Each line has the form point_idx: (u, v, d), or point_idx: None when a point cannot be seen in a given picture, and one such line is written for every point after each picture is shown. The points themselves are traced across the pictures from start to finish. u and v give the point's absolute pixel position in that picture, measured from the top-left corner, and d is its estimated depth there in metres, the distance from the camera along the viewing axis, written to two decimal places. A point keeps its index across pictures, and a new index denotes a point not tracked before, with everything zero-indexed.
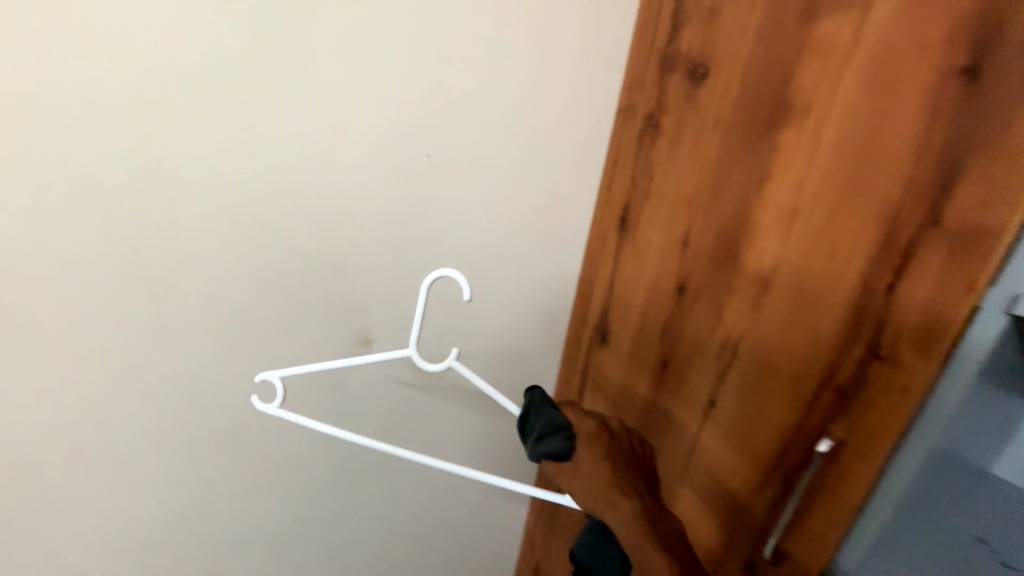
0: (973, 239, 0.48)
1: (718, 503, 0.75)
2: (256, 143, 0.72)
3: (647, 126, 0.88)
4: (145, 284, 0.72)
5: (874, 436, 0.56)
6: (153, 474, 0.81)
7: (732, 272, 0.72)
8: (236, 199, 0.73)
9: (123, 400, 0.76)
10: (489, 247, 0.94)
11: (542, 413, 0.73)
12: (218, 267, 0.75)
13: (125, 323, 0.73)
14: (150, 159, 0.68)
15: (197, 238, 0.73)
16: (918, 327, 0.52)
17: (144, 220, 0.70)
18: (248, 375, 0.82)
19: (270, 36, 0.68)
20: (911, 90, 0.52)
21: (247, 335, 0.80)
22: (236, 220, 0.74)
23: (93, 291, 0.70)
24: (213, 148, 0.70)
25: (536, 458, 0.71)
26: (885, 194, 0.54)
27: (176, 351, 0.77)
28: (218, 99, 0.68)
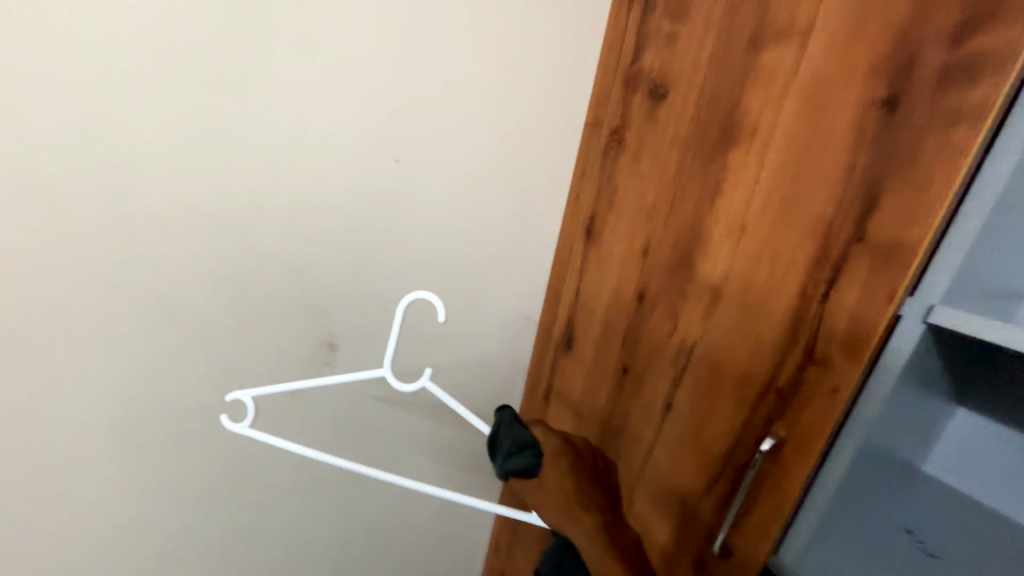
0: (892, 253, 0.54)
1: (672, 501, 0.78)
2: (224, 142, 0.71)
3: (612, 141, 0.92)
4: (97, 283, 0.70)
5: (809, 435, 0.60)
6: (103, 484, 0.78)
7: (687, 280, 0.76)
8: (199, 199, 0.72)
9: (68, 404, 0.73)
10: (457, 253, 0.95)
11: (511, 432, 0.73)
12: (177, 267, 0.73)
13: (75, 324, 0.70)
14: (109, 155, 0.66)
15: (158, 237, 0.71)
16: (845, 333, 0.57)
17: (99, 217, 0.68)
18: (205, 379, 0.80)
19: (241, 37, 0.68)
20: (840, 116, 0.58)
21: (206, 338, 0.78)
22: (199, 219, 0.73)
23: (40, 290, 0.67)
24: (177, 145, 0.69)
25: (504, 475, 0.71)
26: (818, 211, 0.60)
27: (131, 355, 0.74)
28: (184, 97, 0.68)
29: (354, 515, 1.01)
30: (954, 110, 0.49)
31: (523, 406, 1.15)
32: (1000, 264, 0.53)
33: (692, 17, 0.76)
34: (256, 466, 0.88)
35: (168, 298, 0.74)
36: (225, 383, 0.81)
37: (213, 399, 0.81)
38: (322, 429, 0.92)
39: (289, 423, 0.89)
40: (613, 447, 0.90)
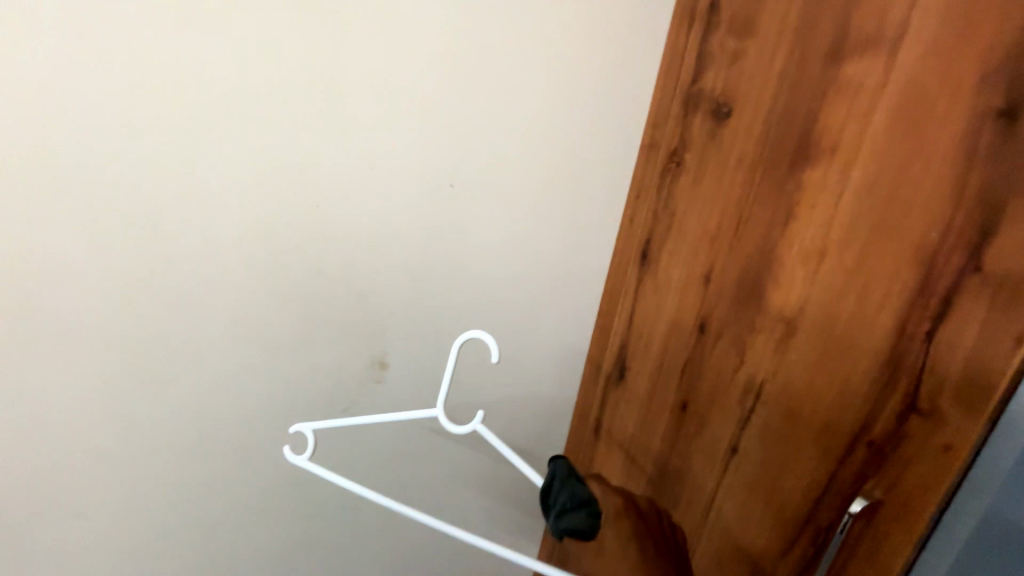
0: (1017, 287, 0.45)
1: (739, 560, 0.70)
2: (293, 171, 0.76)
3: (670, 163, 0.88)
4: (180, 301, 0.76)
5: (912, 500, 0.51)
6: (171, 491, 0.83)
7: (756, 311, 0.69)
8: (269, 224, 0.77)
9: (145, 412, 0.78)
10: (508, 276, 0.94)
11: (567, 487, 0.71)
12: (248, 286, 0.78)
13: (157, 338, 0.76)
14: (196, 183, 0.72)
15: (233, 259, 0.77)
16: (957, 381, 0.48)
17: (185, 240, 0.74)
18: (266, 392, 0.84)
19: (311, 73, 0.73)
20: (943, 130, 0.51)
21: (270, 353, 0.82)
22: (269, 242, 0.78)
23: (131, 306, 0.74)
24: (254, 173, 0.74)
25: (558, 533, 0.70)
26: (919, 237, 0.52)
27: (203, 368, 0.79)
28: (263, 129, 0.73)
29: (397, 538, 1.00)
30: None
31: (571, 437, 1.09)
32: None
33: (760, 33, 0.72)
34: (306, 481, 0.90)
35: (238, 316, 0.79)
36: (284, 398, 0.85)
37: (273, 413, 0.85)
38: (369, 451, 0.92)
39: (337, 446, 0.89)
40: (670, 490, 0.83)
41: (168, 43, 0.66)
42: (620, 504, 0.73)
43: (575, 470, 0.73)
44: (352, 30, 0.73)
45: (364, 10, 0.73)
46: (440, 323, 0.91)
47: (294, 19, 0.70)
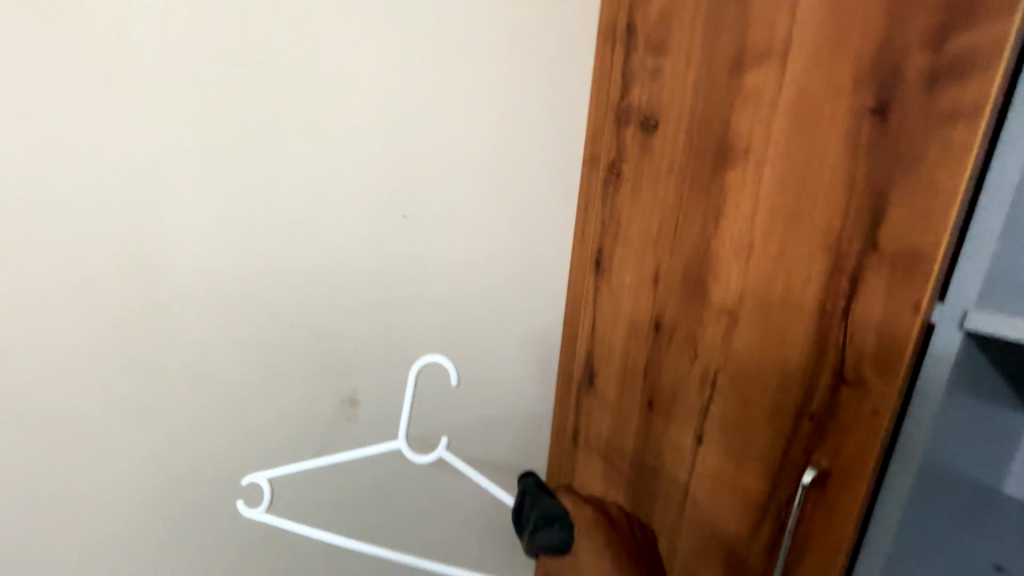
0: (908, 261, 0.51)
1: (718, 548, 0.72)
2: (238, 219, 0.76)
3: (610, 174, 0.93)
4: (134, 362, 0.73)
5: (855, 464, 0.55)
6: (137, 564, 0.78)
7: (702, 305, 0.73)
8: (218, 274, 0.76)
9: (102, 482, 0.74)
10: (468, 298, 0.96)
11: (538, 504, 0.80)
12: (204, 338, 0.77)
13: (112, 403, 0.73)
14: (142, 239, 0.71)
15: (188, 313, 0.75)
16: (874, 350, 0.53)
17: (134, 299, 0.72)
18: (230, 444, 0.81)
19: (249, 123, 0.74)
20: (832, 128, 0.57)
21: (232, 403, 0.80)
22: (224, 292, 0.77)
23: (81, 373, 0.71)
24: (203, 223, 0.74)
25: (534, 551, 0.76)
26: (825, 224, 0.58)
27: (162, 428, 0.76)
28: (209, 178, 0.73)
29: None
30: (945, 108, 0.48)
31: (551, 450, 1.10)
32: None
33: (673, 52, 0.78)
34: (281, 531, 0.87)
35: (194, 370, 0.77)
36: (250, 448, 0.82)
37: (241, 465, 0.82)
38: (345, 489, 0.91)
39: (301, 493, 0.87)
40: (648, 489, 0.85)
41: (95, 105, 0.66)
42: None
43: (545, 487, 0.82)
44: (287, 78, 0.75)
45: (303, 54, 0.75)
46: (407, 351, 0.92)
47: (225, 71, 0.71)
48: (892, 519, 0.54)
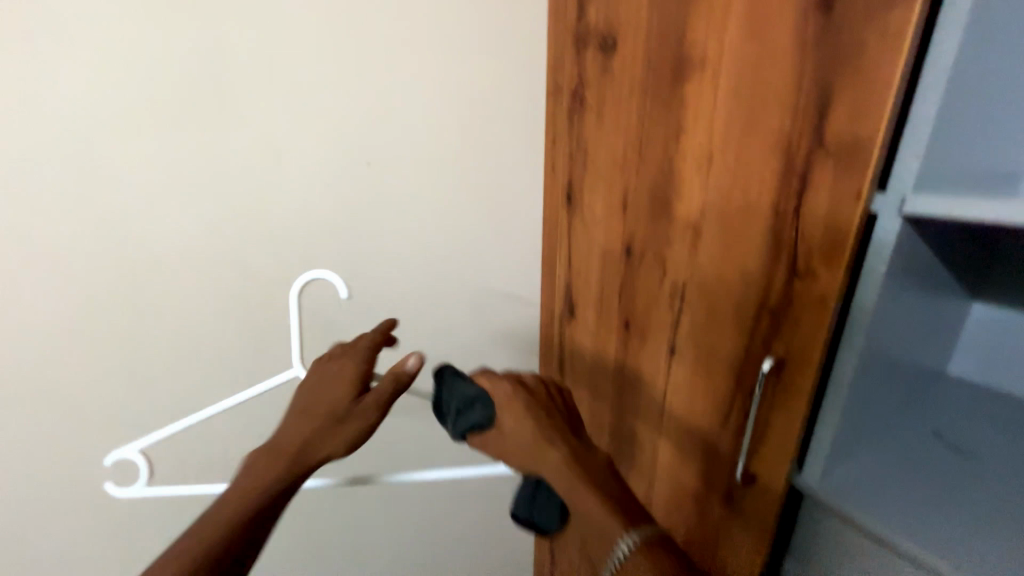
0: (851, 151, 0.53)
1: (694, 442, 0.80)
2: (198, 179, 0.77)
3: (574, 102, 0.92)
4: (138, 315, 0.80)
5: (808, 347, 0.61)
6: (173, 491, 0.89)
7: (668, 222, 0.76)
8: (189, 235, 0.79)
9: (130, 421, 0.83)
10: (444, 240, 0.99)
11: (455, 391, 0.67)
12: (198, 290, 0.82)
13: (126, 352, 0.81)
14: (122, 198, 0.74)
15: (178, 268, 0.80)
16: (821, 240, 0.57)
17: (125, 258, 0.76)
18: (235, 387, 0.88)
19: (192, 77, 0.74)
20: (781, 28, 0.57)
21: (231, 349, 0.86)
22: (207, 246, 0.80)
23: (93, 325, 0.78)
24: (174, 178, 0.76)
25: (460, 433, 0.66)
26: (778, 126, 0.60)
27: (173, 373, 0.84)
28: (173, 131, 0.75)
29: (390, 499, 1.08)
30: None
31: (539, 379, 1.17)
32: (969, 144, 0.53)
33: None
34: None
35: (187, 328, 0.83)
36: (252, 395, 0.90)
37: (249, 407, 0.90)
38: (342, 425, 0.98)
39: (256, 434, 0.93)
40: (630, 402, 0.92)
41: (43, 65, 0.67)
42: (511, 391, 0.65)
43: (460, 375, 0.67)
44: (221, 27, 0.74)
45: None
46: (391, 295, 0.96)
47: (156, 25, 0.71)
48: (844, 384, 0.61)
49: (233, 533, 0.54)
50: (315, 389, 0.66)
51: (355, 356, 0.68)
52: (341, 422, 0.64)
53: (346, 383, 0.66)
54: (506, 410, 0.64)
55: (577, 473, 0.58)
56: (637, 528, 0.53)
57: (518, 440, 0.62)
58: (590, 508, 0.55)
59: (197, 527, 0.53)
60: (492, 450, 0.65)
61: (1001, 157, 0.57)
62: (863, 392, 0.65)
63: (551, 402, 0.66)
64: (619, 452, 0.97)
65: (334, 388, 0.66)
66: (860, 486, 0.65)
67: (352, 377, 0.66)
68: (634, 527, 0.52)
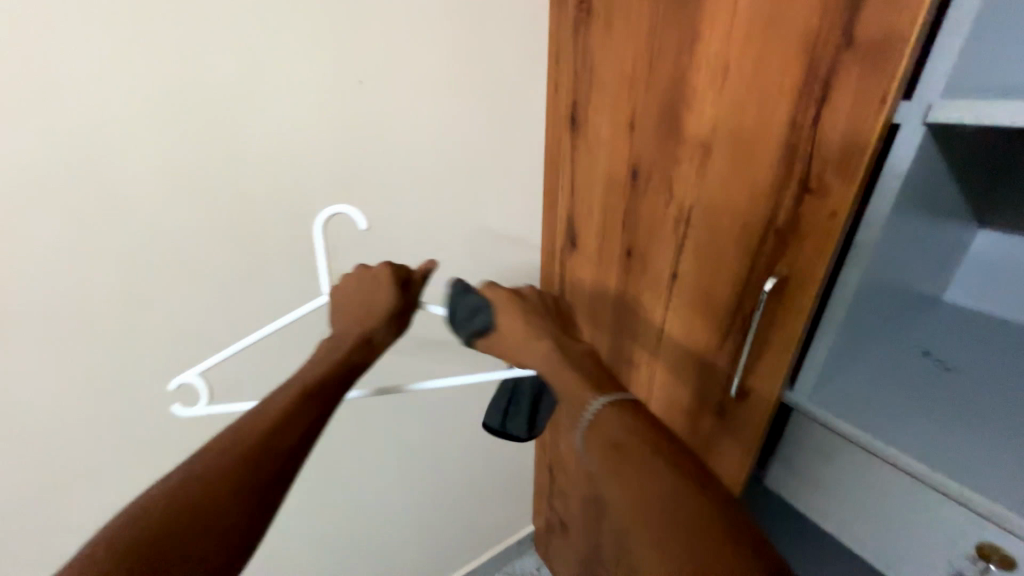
0: (881, 50, 0.50)
1: (691, 363, 0.82)
2: (167, 90, 0.67)
3: (580, 12, 0.85)
4: (117, 259, 0.71)
5: (812, 264, 0.61)
6: (178, 441, 0.86)
7: (677, 141, 0.73)
8: (162, 157, 0.70)
9: (120, 373, 0.78)
10: (443, 169, 0.95)
11: (461, 299, 0.69)
12: (182, 228, 0.74)
13: (108, 301, 0.73)
14: (82, 123, 0.64)
15: (157, 205, 0.71)
16: (837, 151, 0.55)
17: (94, 195, 0.67)
18: (235, 331, 0.84)
19: None
20: None
21: (226, 291, 0.81)
22: (187, 177, 0.72)
23: (68, 274, 0.69)
24: (143, 99, 0.66)
25: (466, 339, 0.68)
26: (802, 25, 0.55)
27: (165, 321, 0.78)
28: (135, 41, 0.64)
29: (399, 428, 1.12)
30: None
31: None
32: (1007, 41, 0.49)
33: None
34: None
35: (173, 265, 0.75)
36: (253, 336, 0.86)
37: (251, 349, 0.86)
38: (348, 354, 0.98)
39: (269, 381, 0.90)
40: (629, 328, 0.93)
41: None
42: (509, 296, 0.67)
43: (466, 285, 0.70)
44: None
45: None
46: (390, 229, 0.93)
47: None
48: (845, 302, 0.62)
49: (311, 403, 0.56)
50: (359, 294, 0.67)
51: (376, 284, 0.67)
52: (391, 320, 0.65)
53: (387, 286, 0.67)
54: (503, 314, 0.66)
55: (561, 359, 0.60)
56: (605, 393, 0.54)
57: (516, 339, 0.64)
58: (569, 385, 0.57)
59: (273, 405, 0.55)
60: (494, 353, 0.67)
61: None
62: (863, 309, 0.66)
63: (544, 306, 0.69)
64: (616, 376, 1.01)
65: (377, 291, 0.66)
66: (847, 399, 0.69)
67: (392, 280, 0.67)
68: (602, 393, 0.55)
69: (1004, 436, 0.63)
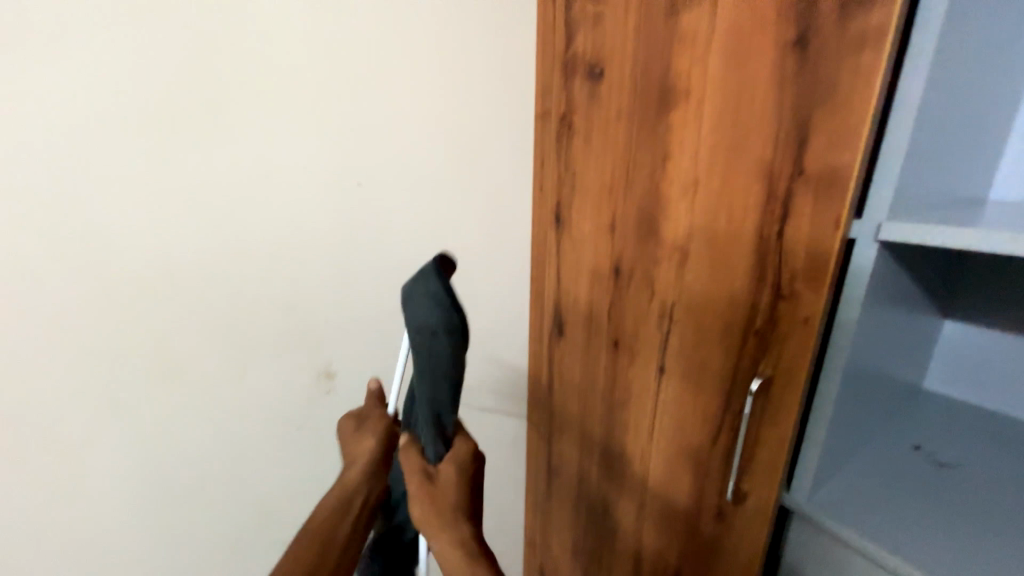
0: (829, 181, 0.56)
1: (685, 461, 0.80)
2: (169, 197, 0.74)
3: (562, 126, 0.93)
4: (98, 349, 0.73)
5: (794, 367, 0.63)
6: (135, 539, 0.82)
7: (656, 243, 0.78)
8: (155, 256, 0.74)
9: (83, 466, 0.76)
10: (431, 262, 0.99)
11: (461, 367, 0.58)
12: (168, 318, 0.77)
13: (83, 390, 0.74)
14: (87, 225, 0.69)
15: (147, 298, 0.75)
16: (803, 264, 0.60)
17: (85, 288, 0.71)
18: (210, 419, 0.84)
19: (168, 94, 0.71)
20: (760, 62, 0.61)
21: (206, 379, 0.82)
22: (179, 271, 0.76)
23: (46, 364, 0.71)
24: (149, 202, 0.72)
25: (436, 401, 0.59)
26: (759, 155, 0.62)
27: (138, 410, 0.78)
28: (149, 155, 0.71)
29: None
30: (857, 36, 0.52)
31: (529, 399, 1.16)
32: (924, 169, 0.57)
33: None
34: (277, 496, 0.93)
35: (153, 354, 0.77)
36: (233, 425, 0.86)
37: (225, 439, 0.86)
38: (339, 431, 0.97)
39: (241, 471, 0.89)
40: (621, 422, 0.91)
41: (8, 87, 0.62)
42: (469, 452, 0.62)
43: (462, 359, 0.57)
44: (200, 35, 0.71)
45: (232, 21, 0.73)
46: (379, 316, 0.95)
47: (132, 30, 0.67)
48: (829, 404, 0.63)
49: (333, 547, 0.61)
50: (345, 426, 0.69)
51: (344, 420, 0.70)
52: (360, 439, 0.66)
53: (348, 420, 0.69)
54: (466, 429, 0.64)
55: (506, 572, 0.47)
56: None
57: (423, 473, 0.59)
58: None
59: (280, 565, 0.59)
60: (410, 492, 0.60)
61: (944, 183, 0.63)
62: (848, 409, 0.67)
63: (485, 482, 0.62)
64: (608, 472, 0.97)
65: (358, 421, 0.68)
66: (846, 502, 0.67)
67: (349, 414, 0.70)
68: None
69: (1004, 540, 0.61)
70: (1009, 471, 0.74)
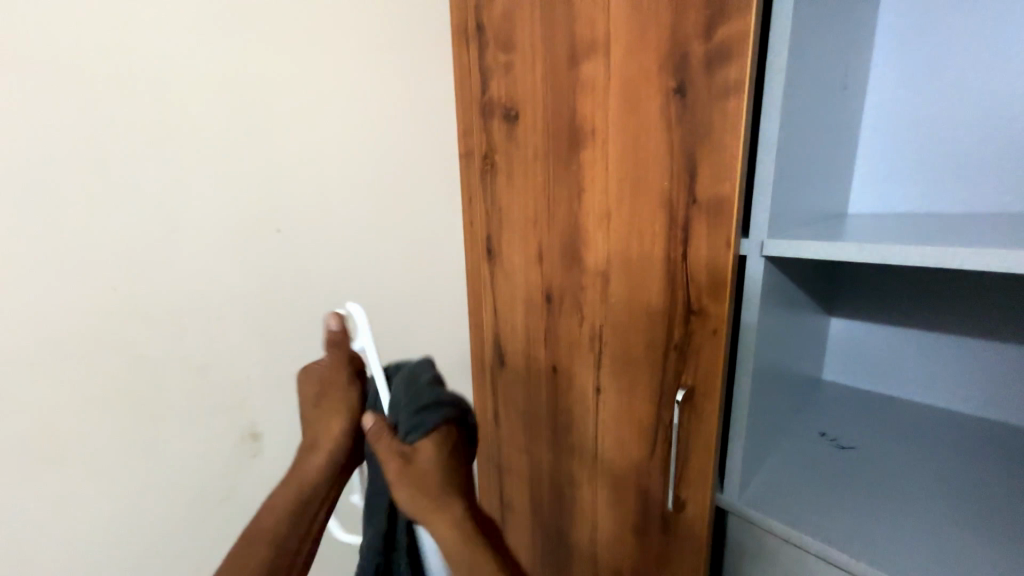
0: (716, 207, 0.64)
1: (628, 475, 0.83)
2: (53, 259, 0.67)
3: (485, 165, 0.97)
4: None
5: (711, 375, 0.68)
6: None
7: (580, 270, 0.83)
8: (32, 325, 0.67)
9: None
10: (361, 304, 0.97)
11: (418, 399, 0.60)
12: (60, 389, 0.70)
13: None
14: None
15: (33, 369, 0.67)
16: (705, 280, 0.67)
17: None
18: (114, 497, 0.75)
19: (55, 148, 0.66)
20: (651, 107, 0.69)
21: (110, 452, 0.74)
22: (73, 337, 0.70)
23: None
24: (33, 264, 0.66)
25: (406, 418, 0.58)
26: (659, 186, 0.70)
27: (21, 498, 0.68)
28: (31, 213, 0.65)
29: (329, 569, 1.00)
30: (721, 87, 0.62)
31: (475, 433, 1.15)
32: (789, 193, 0.67)
33: (520, 47, 0.84)
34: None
35: (41, 431, 0.69)
36: (140, 504, 0.77)
37: (133, 518, 0.77)
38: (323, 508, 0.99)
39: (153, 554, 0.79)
40: (566, 446, 0.93)
41: None
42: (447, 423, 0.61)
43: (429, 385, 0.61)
44: (86, 86, 0.67)
45: (129, 71, 0.70)
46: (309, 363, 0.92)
47: (10, 83, 0.63)
48: (745, 406, 0.69)
49: None
50: (309, 391, 0.63)
51: (309, 376, 0.63)
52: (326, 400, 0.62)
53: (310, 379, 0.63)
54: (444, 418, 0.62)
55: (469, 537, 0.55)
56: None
57: (399, 454, 0.56)
58: None
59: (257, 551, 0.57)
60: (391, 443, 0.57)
61: (808, 204, 0.74)
62: (760, 408, 0.74)
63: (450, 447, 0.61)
64: (559, 499, 0.97)
65: (320, 388, 0.62)
66: (770, 497, 0.73)
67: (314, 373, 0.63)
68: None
69: (906, 515, 0.69)
70: (896, 447, 0.85)
